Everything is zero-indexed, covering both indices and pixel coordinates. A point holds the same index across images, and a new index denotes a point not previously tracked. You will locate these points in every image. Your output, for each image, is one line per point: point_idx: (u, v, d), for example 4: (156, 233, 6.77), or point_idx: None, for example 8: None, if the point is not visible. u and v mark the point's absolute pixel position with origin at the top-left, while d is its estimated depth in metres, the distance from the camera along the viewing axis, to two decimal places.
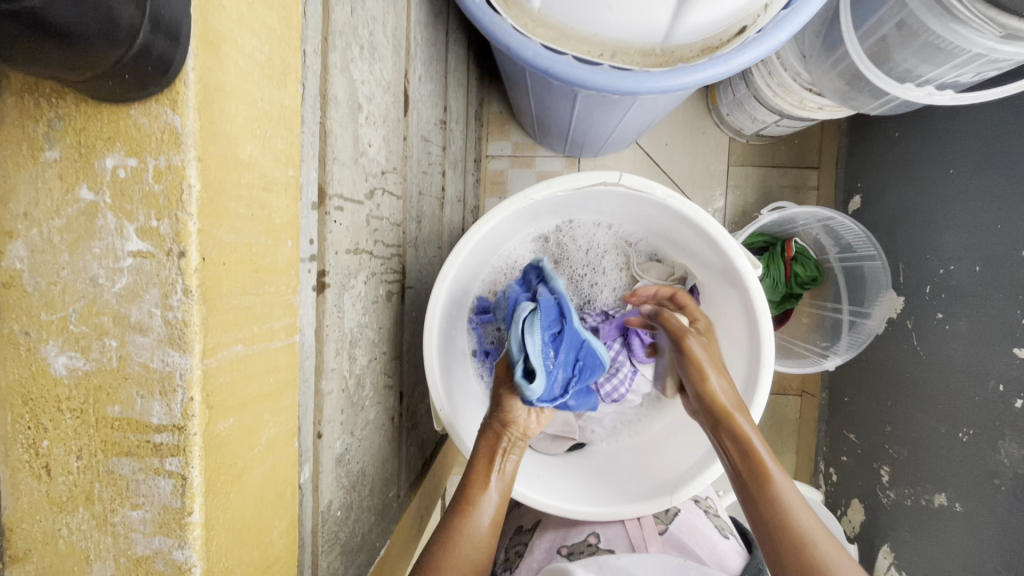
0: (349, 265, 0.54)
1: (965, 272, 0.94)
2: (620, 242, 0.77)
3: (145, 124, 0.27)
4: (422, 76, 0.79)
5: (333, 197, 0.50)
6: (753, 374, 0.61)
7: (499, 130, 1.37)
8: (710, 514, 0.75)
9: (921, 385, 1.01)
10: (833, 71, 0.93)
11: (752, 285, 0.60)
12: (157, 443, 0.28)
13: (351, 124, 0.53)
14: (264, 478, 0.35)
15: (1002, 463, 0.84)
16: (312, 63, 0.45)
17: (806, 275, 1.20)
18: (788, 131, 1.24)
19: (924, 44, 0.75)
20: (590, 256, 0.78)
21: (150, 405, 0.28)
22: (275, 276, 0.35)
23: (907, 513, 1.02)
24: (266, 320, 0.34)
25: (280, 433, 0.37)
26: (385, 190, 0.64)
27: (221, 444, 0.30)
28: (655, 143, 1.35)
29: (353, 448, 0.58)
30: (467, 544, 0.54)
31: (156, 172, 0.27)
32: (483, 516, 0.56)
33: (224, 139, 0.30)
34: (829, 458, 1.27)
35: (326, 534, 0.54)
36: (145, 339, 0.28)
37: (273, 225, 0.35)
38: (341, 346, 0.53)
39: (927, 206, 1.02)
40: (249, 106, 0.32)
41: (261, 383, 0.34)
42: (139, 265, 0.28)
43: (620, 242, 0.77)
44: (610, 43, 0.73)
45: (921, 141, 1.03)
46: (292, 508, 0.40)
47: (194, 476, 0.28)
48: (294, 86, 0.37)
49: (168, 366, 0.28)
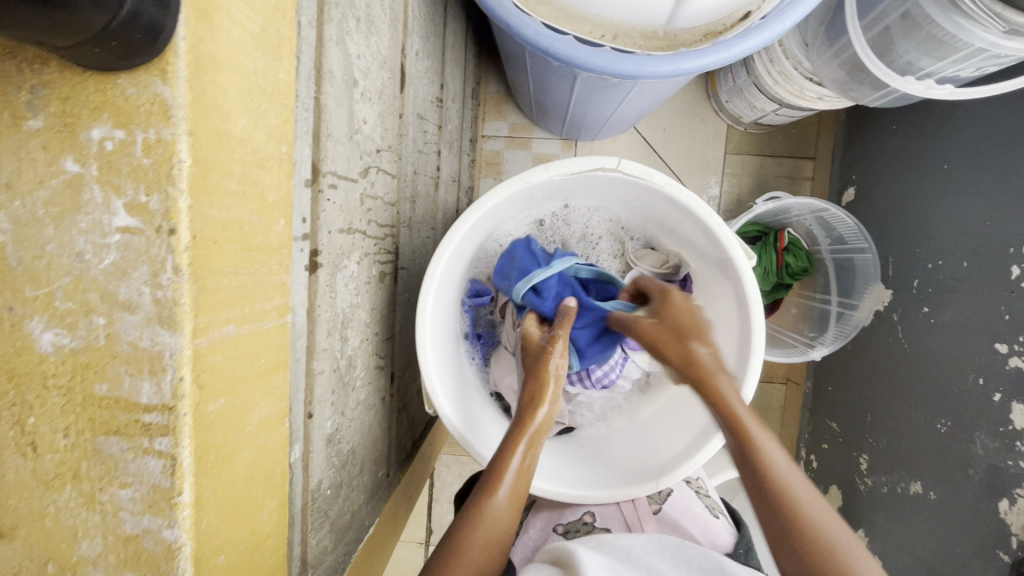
0: (342, 245, 0.53)
1: (952, 267, 0.95)
2: (617, 232, 0.77)
3: (134, 94, 0.26)
4: (419, 51, 0.77)
5: (326, 175, 0.49)
6: (741, 366, 0.60)
7: (496, 110, 1.36)
8: (701, 494, 0.75)
9: (901, 377, 1.04)
10: (834, 61, 0.93)
11: (745, 275, 0.59)
12: (146, 423, 0.28)
13: (346, 100, 0.52)
14: (256, 458, 0.35)
15: (977, 454, 0.87)
16: (307, 34, 0.44)
17: (797, 266, 1.21)
18: (785, 120, 1.23)
19: (927, 37, 0.74)
20: (585, 241, 0.78)
21: (138, 384, 0.28)
22: (267, 254, 0.35)
23: (882, 500, 1.06)
24: (257, 300, 0.34)
25: (271, 413, 0.37)
26: (380, 169, 0.63)
27: (210, 425, 0.30)
28: (653, 129, 1.34)
29: (344, 428, 0.58)
30: (492, 519, 0.53)
31: (145, 145, 0.26)
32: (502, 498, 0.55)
33: (215, 113, 0.29)
34: (810, 445, 1.30)
35: (315, 512, 0.54)
36: (134, 317, 0.27)
37: (265, 203, 0.34)
38: (332, 327, 0.53)
39: (920, 200, 1.03)
40: (242, 79, 0.31)
41: (252, 364, 0.34)
42: (127, 242, 0.27)
43: (617, 232, 0.77)
44: (612, 24, 0.71)
45: (916, 135, 1.03)
46: (281, 489, 0.40)
47: (184, 456, 0.28)
48: (288, 59, 0.35)
49: (156, 345, 0.27)
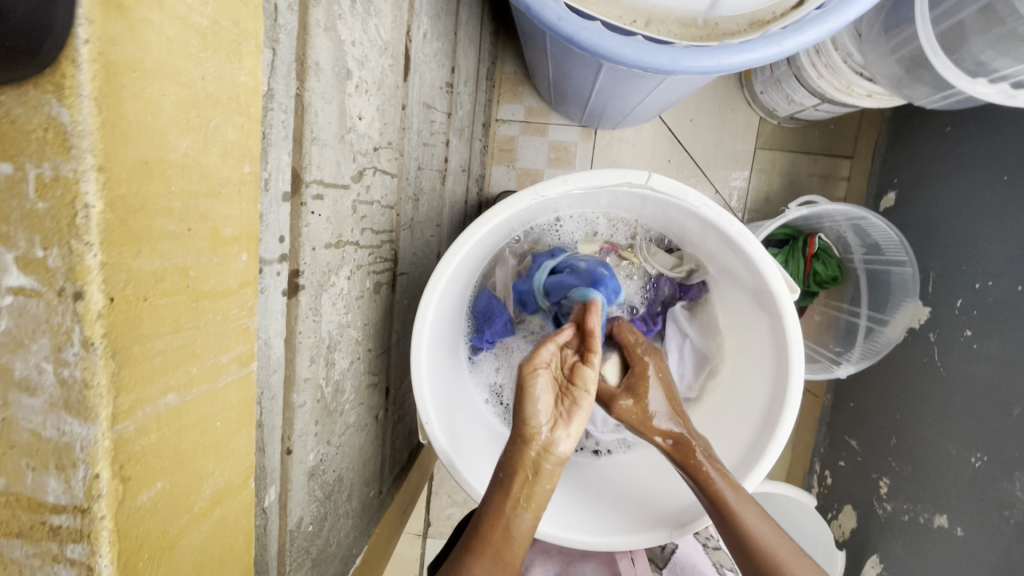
0: (329, 261, 0.47)
1: (1004, 288, 0.86)
2: (604, 240, 0.74)
3: (23, 116, 0.20)
4: (427, 32, 0.69)
5: (310, 184, 0.42)
6: (773, 413, 0.54)
7: (511, 93, 1.26)
8: (709, 548, 0.83)
9: (934, 402, 0.96)
10: (890, 56, 0.82)
11: (786, 311, 0.52)
12: (54, 525, 0.23)
13: (337, 95, 0.45)
14: (208, 535, 0.31)
15: (1015, 495, 0.80)
16: (285, 20, 0.36)
17: (827, 274, 1.12)
18: (825, 116, 1.14)
19: (1007, 33, 0.66)
20: (586, 223, 0.72)
21: (43, 480, 0.22)
22: (222, 299, 0.29)
23: (902, 528, 1.00)
24: (208, 357, 0.28)
25: (230, 480, 0.32)
26: (377, 169, 0.56)
27: (142, 519, 0.25)
28: (680, 119, 1.24)
29: (330, 457, 0.53)
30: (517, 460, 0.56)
31: (40, 184, 0.20)
32: (516, 556, 0.53)
33: (142, 136, 0.22)
34: (825, 460, 1.23)
35: (294, 551, 0.50)
36: (34, 401, 0.22)
37: (219, 238, 0.28)
38: (316, 353, 0.47)
39: (972, 212, 0.94)
40: (182, 88, 0.24)
41: (203, 434, 0.29)
42: (22, 306, 0.21)
43: (606, 240, 0.74)
44: (646, 7, 0.62)
45: (976, 139, 0.94)
46: (244, 557, 0.35)
47: (104, 566, 0.23)
48: (253, 56, 0.29)
49: (63, 436, 0.22)
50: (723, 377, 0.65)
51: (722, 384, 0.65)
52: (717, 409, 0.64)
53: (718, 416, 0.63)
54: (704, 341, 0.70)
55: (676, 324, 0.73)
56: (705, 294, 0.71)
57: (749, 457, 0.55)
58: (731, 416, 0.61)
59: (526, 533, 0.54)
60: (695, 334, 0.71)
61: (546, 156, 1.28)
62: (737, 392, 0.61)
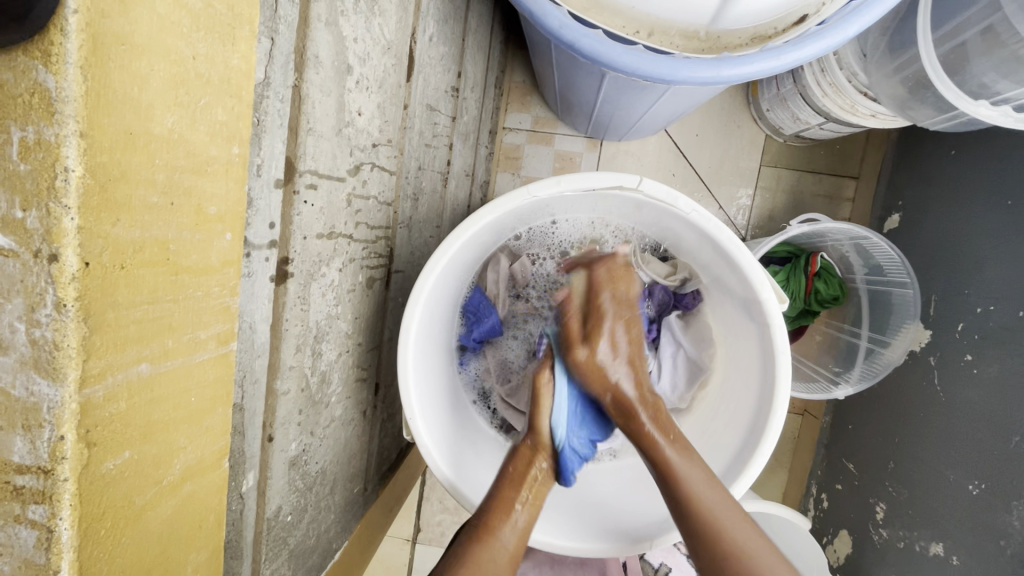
0: (320, 250, 0.48)
1: (1005, 313, 0.85)
2: None
3: (10, 81, 0.20)
4: (433, 36, 0.70)
5: (304, 174, 0.43)
6: (760, 423, 0.54)
7: (520, 102, 1.28)
8: None
9: (933, 426, 0.95)
10: (894, 76, 0.82)
11: (774, 321, 0.52)
12: (18, 486, 0.23)
13: (336, 89, 0.45)
14: (175, 510, 0.31)
15: (1012, 526, 0.78)
16: (285, 11, 0.37)
17: (827, 293, 1.12)
18: (830, 136, 1.14)
19: (1009, 56, 0.66)
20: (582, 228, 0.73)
21: (11, 440, 0.23)
22: (204, 276, 0.29)
23: (896, 554, 0.98)
24: (186, 331, 0.29)
25: (201, 457, 0.32)
26: (375, 165, 0.57)
27: (106, 487, 0.25)
28: (686, 133, 1.25)
29: (313, 448, 0.53)
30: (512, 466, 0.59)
31: (24, 148, 0.21)
32: (507, 542, 0.54)
33: (128, 108, 0.23)
34: (822, 483, 1.21)
35: (271, 541, 0.50)
36: (6, 359, 0.22)
37: (203, 216, 0.28)
38: (303, 342, 0.47)
39: (975, 236, 0.93)
40: (170, 65, 0.25)
41: (175, 408, 0.29)
42: (2, 264, 0.22)
43: None
44: (649, 18, 0.61)
45: (980, 163, 0.93)
46: (212, 537, 0.35)
47: (63, 529, 0.23)
48: (247, 40, 0.29)
49: (32, 396, 0.22)
50: (712, 388, 0.65)
51: (711, 395, 0.65)
52: (705, 420, 0.63)
53: (705, 426, 0.63)
54: (698, 353, 0.70)
55: (670, 333, 0.74)
56: (698, 304, 0.71)
57: (733, 469, 0.55)
58: (719, 427, 0.60)
59: (510, 544, 0.54)
60: (688, 344, 0.72)
61: (551, 165, 1.29)
62: (725, 404, 0.61)
